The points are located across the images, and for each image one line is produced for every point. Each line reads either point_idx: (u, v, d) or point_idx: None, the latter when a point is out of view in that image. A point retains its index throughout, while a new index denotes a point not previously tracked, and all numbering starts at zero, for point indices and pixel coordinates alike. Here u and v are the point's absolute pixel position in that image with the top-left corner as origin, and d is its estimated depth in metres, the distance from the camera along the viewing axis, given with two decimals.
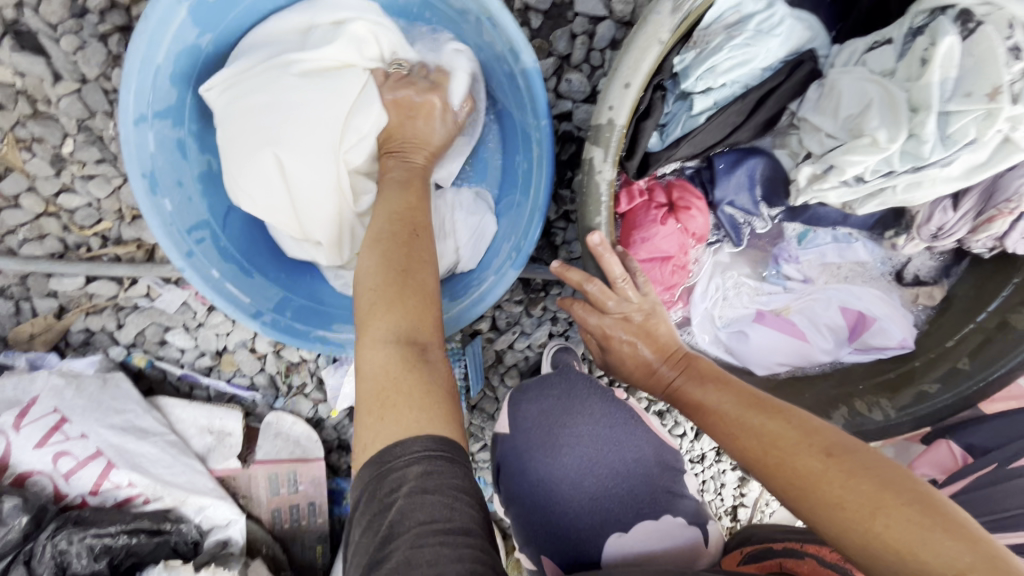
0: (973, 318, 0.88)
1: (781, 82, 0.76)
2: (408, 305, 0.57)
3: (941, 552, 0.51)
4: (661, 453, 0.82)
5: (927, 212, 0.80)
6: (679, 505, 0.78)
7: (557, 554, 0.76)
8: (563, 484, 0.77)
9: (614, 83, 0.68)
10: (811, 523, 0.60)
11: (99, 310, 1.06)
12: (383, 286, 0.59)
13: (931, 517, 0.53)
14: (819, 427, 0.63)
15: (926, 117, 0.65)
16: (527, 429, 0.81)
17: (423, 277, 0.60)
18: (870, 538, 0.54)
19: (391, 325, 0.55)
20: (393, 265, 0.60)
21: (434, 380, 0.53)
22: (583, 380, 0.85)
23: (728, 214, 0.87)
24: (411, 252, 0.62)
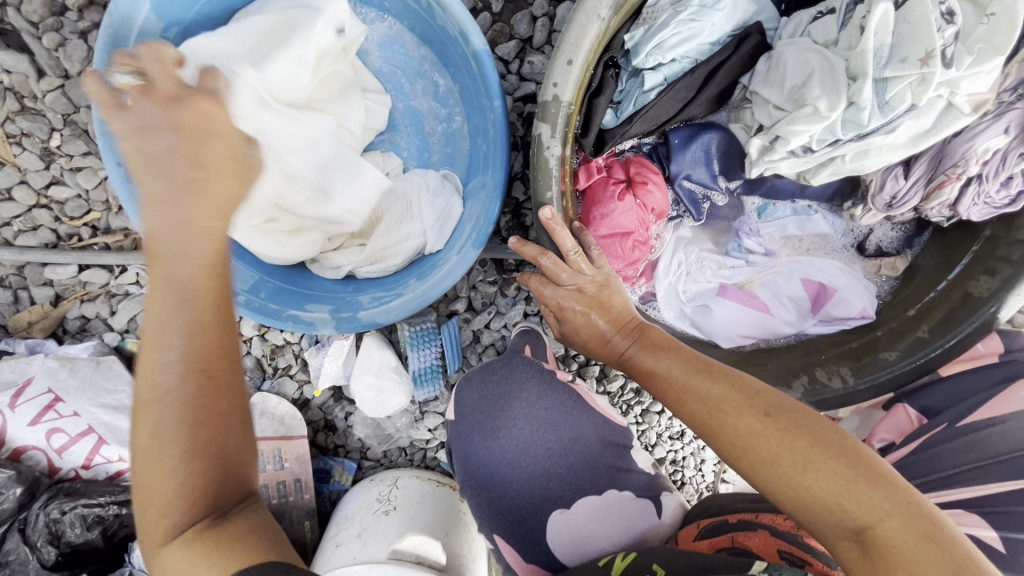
0: (935, 287, 0.89)
1: (728, 56, 0.78)
2: (196, 470, 0.47)
3: (863, 502, 0.54)
4: (603, 431, 0.88)
5: (880, 180, 0.81)
6: (621, 478, 0.84)
7: (502, 532, 0.82)
8: (505, 466, 0.83)
9: (557, 61, 0.69)
10: (751, 479, 0.62)
11: (92, 298, 1.11)
12: (160, 453, 0.47)
13: (858, 470, 0.55)
14: (760, 388, 0.64)
15: (863, 84, 0.66)
16: (470, 415, 0.86)
17: (217, 431, 0.49)
18: (801, 491, 0.57)
19: (176, 519, 0.47)
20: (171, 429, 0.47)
21: (235, 552, 0.46)
22: (525, 363, 0.91)
23: (687, 188, 0.88)
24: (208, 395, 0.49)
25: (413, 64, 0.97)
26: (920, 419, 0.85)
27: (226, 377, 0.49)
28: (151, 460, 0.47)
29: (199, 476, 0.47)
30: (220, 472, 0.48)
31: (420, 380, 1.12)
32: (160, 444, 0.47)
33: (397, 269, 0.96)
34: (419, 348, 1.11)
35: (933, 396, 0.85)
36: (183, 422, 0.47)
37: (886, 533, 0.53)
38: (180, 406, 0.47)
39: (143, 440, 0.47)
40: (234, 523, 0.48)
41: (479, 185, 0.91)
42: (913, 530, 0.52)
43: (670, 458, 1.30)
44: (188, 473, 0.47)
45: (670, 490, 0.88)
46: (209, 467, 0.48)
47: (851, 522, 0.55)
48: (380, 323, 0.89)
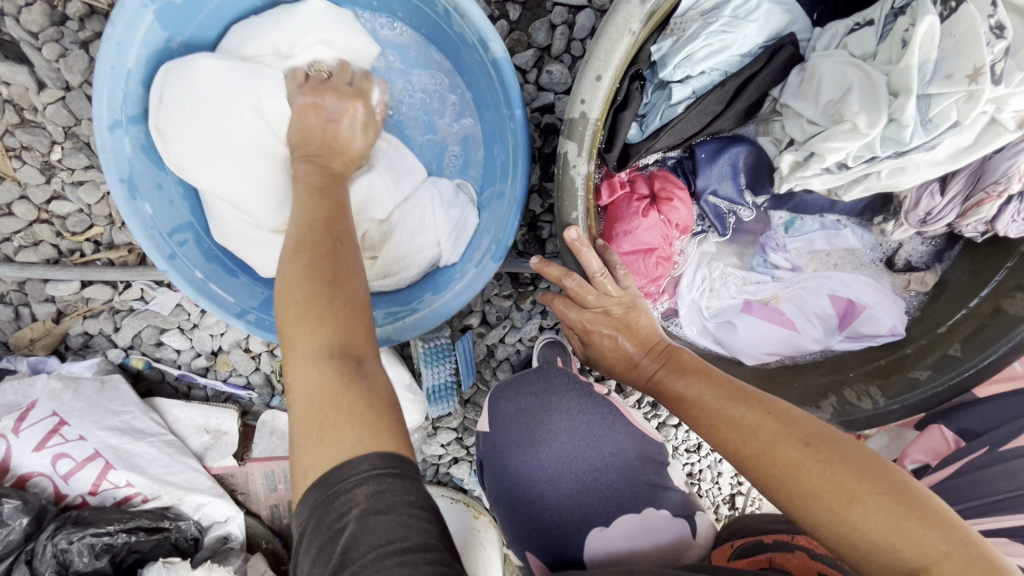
0: (966, 303, 0.86)
1: (760, 69, 0.75)
2: (338, 319, 0.51)
3: (915, 541, 0.52)
4: (640, 446, 0.85)
5: (915, 197, 0.78)
6: (659, 496, 0.81)
7: (539, 549, 0.79)
8: (543, 480, 0.81)
9: (585, 76, 0.67)
10: (790, 512, 0.59)
11: (95, 314, 1.07)
12: (305, 290, 0.53)
13: (906, 507, 0.53)
14: (799, 417, 0.61)
15: (906, 100, 0.64)
16: (506, 428, 0.84)
17: (353, 286, 0.54)
18: (846, 528, 0.54)
19: (324, 344, 0.50)
20: (319, 275, 0.54)
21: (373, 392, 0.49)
22: (561, 376, 0.89)
23: (712, 203, 0.86)
24: (338, 261, 0.55)
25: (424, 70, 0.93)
26: (958, 442, 0.82)
27: (344, 240, 0.58)
28: (298, 291, 0.53)
29: (341, 305, 0.52)
30: (353, 313, 0.52)
31: (435, 396, 1.10)
32: (306, 283, 0.53)
33: (411, 283, 0.92)
34: (433, 364, 1.08)
35: (973, 418, 0.81)
36: (321, 268, 0.54)
37: (941, 574, 0.50)
38: (309, 263, 0.55)
39: (291, 278, 0.54)
40: (375, 375, 0.51)
41: (496, 195, 0.88)
42: (970, 573, 0.50)
43: (687, 471, 1.27)
44: (334, 306, 0.52)
45: (703, 509, 0.84)
46: (347, 308, 0.52)
47: (903, 562, 0.52)
48: (396, 341, 0.85)
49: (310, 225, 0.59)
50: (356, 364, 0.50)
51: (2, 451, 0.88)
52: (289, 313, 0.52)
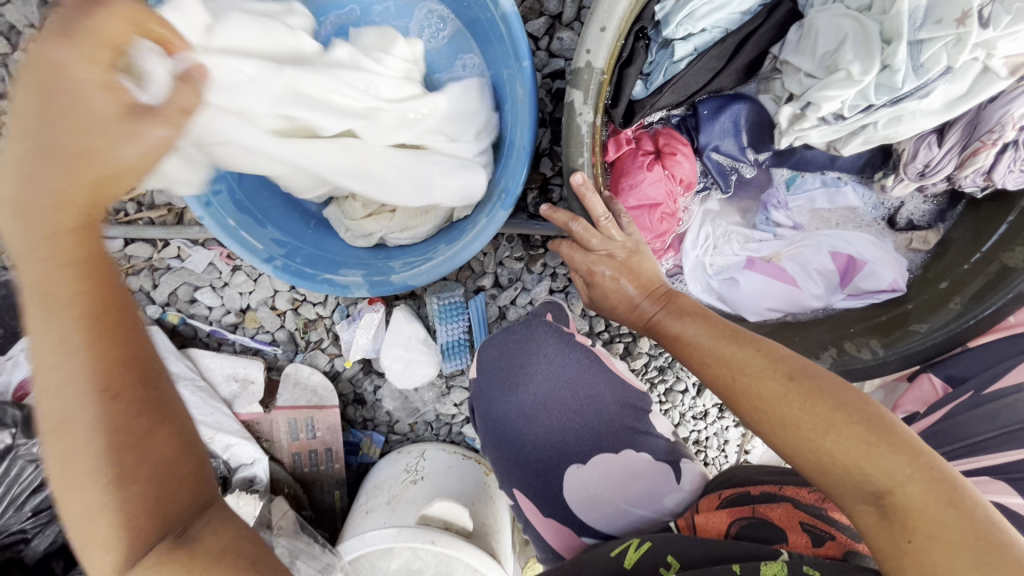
0: (968, 259, 0.88)
1: (759, 26, 0.78)
2: (137, 487, 0.43)
3: (883, 466, 0.53)
4: (622, 394, 0.89)
5: (913, 148, 0.81)
6: (639, 440, 0.85)
7: (519, 485, 0.86)
8: (522, 421, 0.86)
9: (591, 28, 0.71)
10: (773, 444, 0.63)
11: (136, 272, 1.16)
12: (81, 486, 0.42)
13: (878, 434, 0.55)
14: (785, 354, 0.64)
15: (897, 46, 0.67)
16: (490, 371, 0.89)
17: (161, 436, 0.45)
18: (819, 453, 0.57)
19: (125, 543, 0.43)
20: (100, 449, 0.42)
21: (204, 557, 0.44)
22: (543, 326, 0.91)
23: (715, 159, 0.89)
24: (133, 412, 0.44)
25: (437, 25, 0.99)
26: (945, 388, 0.85)
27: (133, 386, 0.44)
28: (71, 471, 0.42)
29: (149, 484, 0.44)
30: (168, 480, 0.45)
31: (449, 352, 1.15)
32: (84, 481, 0.42)
33: (427, 237, 0.98)
34: (447, 322, 1.13)
35: (959, 364, 0.84)
36: (108, 438, 0.42)
37: (906, 497, 0.52)
38: (91, 435, 0.42)
39: (61, 467, 0.42)
40: (206, 531, 0.46)
41: (506, 152, 0.93)
42: (933, 496, 0.51)
43: (694, 438, 1.30)
44: (122, 492, 0.43)
45: (690, 458, 0.88)
46: (154, 473, 0.44)
47: (870, 486, 0.54)
48: (412, 286, 0.92)
49: (56, 375, 0.42)
50: (179, 525, 0.45)
51: None
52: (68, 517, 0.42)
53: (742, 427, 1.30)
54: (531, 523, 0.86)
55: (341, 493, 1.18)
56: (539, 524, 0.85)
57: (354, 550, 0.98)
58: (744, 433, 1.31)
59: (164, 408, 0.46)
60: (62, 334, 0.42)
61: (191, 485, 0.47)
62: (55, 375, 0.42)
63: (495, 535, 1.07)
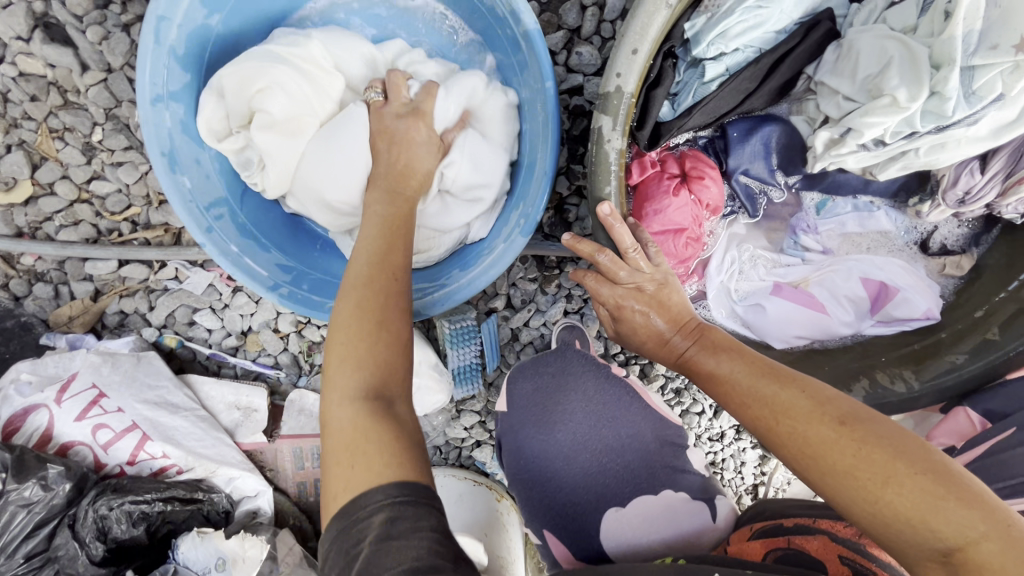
0: (1005, 287, 0.85)
1: (795, 45, 0.74)
2: (375, 354, 0.54)
3: (952, 521, 0.50)
4: (658, 429, 0.85)
5: (953, 174, 0.77)
6: (677, 479, 0.81)
7: (553, 528, 0.81)
8: (558, 460, 0.82)
9: (621, 50, 0.67)
10: (826, 497, 0.58)
11: (131, 293, 1.10)
12: (349, 334, 0.55)
13: (945, 487, 0.51)
14: (833, 396, 0.60)
15: (949, 72, 0.63)
16: (523, 406, 0.85)
17: (398, 325, 0.56)
18: (877, 506, 0.53)
19: (363, 383, 0.53)
20: (367, 311, 0.56)
21: (403, 431, 0.51)
22: (578, 357, 0.89)
23: (743, 183, 0.85)
24: (384, 298, 0.57)
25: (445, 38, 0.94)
26: (984, 424, 0.80)
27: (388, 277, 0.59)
28: (347, 323, 0.56)
29: (385, 352, 0.54)
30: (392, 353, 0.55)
31: (460, 377, 1.11)
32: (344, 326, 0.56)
33: (440, 260, 0.94)
34: (458, 346, 1.09)
35: (997, 398, 0.80)
36: (376, 315, 0.56)
37: (978, 554, 0.49)
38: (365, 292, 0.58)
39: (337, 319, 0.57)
40: (401, 413, 0.52)
41: (523, 174, 0.88)
42: (1009, 554, 0.48)
43: (709, 460, 1.27)
44: (377, 352, 0.54)
45: (722, 492, 0.83)
46: (393, 347, 0.55)
47: (937, 542, 0.50)
48: (427, 315, 0.86)
49: (365, 265, 0.60)
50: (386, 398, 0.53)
51: (45, 420, 0.91)
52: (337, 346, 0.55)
53: (759, 449, 1.27)
54: (561, 567, 0.80)
55: None
56: (572, 568, 0.79)
57: None
58: (761, 454, 1.28)
59: (405, 314, 0.58)
60: (379, 244, 0.63)
61: (400, 375, 0.55)
62: (372, 271, 0.60)
63: (509, 567, 1.04)
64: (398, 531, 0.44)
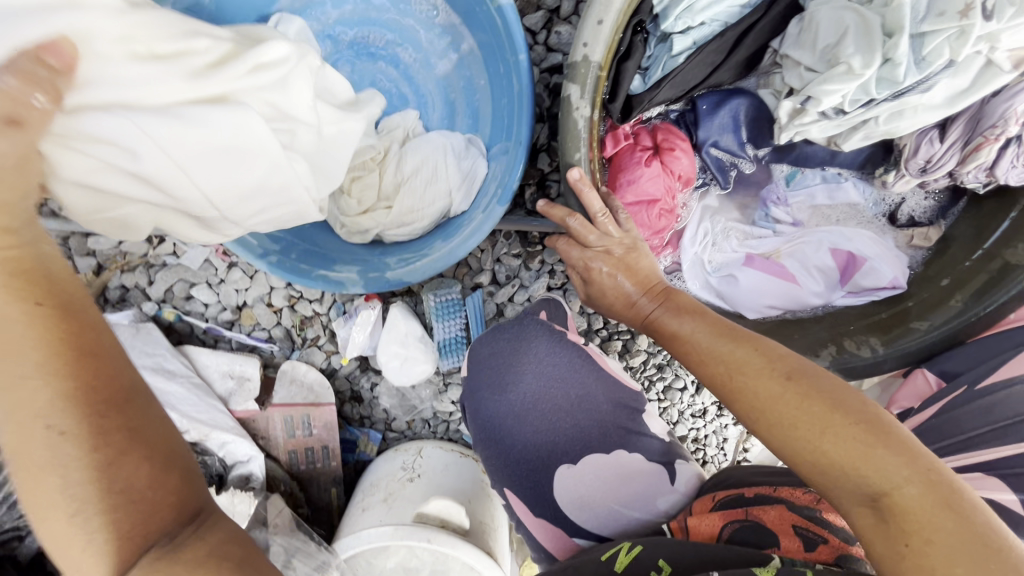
0: (970, 256, 0.87)
1: (759, 19, 0.77)
2: (115, 514, 0.45)
3: (880, 467, 0.52)
4: (614, 393, 0.88)
5: (914, 143, 0.79)
6: (630, 440, 0.85)
7: (509, 485, 0.85)
8: (512, 420, 0.86)
9: (587, 21, 0.70)
10: (771, 447, 0.61)
11: (132, 268, 1.15)
12: (54, 507, 0.44)
13: (876, 435, 0.54)
14: (783, 353, 0.63)
15: (899, 39, 0.66)
16: (481, 370, 0.88)
17: (132, 465, 0.46)
18: (815, 454, 0.56)
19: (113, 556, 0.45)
20: (73, 472, 0.44)
21: (212, 546, 0.49)
22: (536, 324, 0.91)
23: (714, 155, 0.88)
24: (105, 437, 0.45)
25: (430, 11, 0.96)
26: (939, 383, 0.83)
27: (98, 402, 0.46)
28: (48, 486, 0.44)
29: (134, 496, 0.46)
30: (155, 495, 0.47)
31: (446, 350, 1.14)
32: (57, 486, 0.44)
33: (423, 233, 0.98)
34: (444, 319, 1.13)
35: (953, 359, 0.83)
36: (69, 464, 0.44)
37: (903, 499, 0.51)
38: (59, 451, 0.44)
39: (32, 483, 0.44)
40: (190, 543, 0.48)
41: (502, 149, 0.92)
42: (931, 498, 0.50)
43: (692, 436, 1.29)
44: (98, 532, 0.45)
45: (685, 458, 0.87)
46: (129, 502, 0.46)
47: (866, 488, 0.53)
48: (408, 282, 0.91)
49: (29, 414, 0.43)
50: (175, 539, 0.48)
51: None
52: (42, 529, 0.44)
53: (742, 425, 1.29)
54: (523, 522, 0.85)
55: (338, 492, 1.17)
56: (529, 523, 0.84)
57: (350, 548, 0.97)
58: (743, 431, 1.30)
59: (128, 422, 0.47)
60: (11, 343, 0.43)
61: (175, 494, 0.49)
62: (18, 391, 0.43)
63: (492, 532, 1.06)
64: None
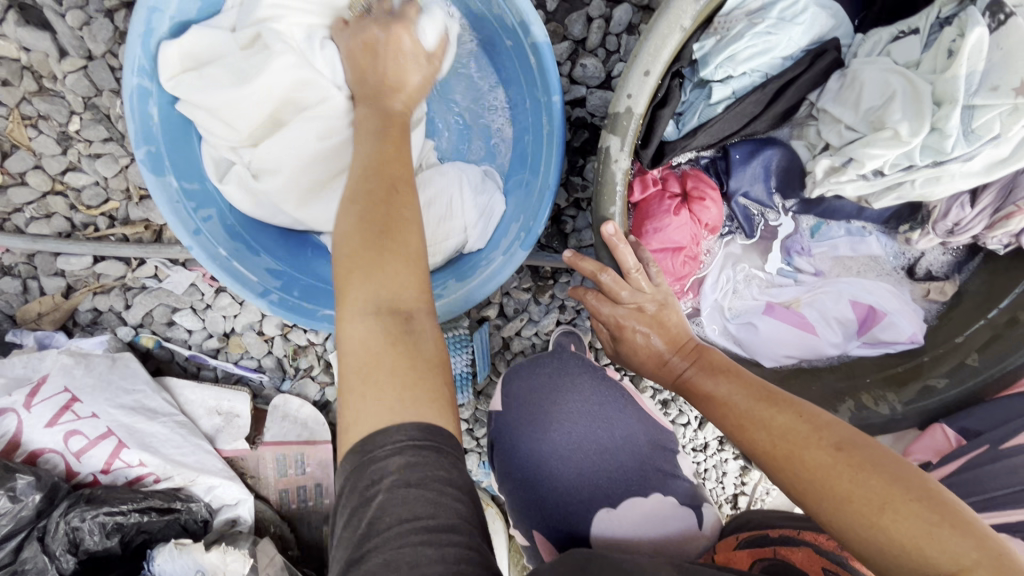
0: (985, 314, 0.87)
1: (801, 73, 0.75)
2: (392, 266, 0.51)
3: (946, 548, 0.51)
4: (651, 433, 0.85)
5: (945, 207, 0.79)
6: (668, 483, 0.81)
7: (543, 527, 0.81)
8: (552, 459, 0.81)
9: (633, 70, 0.66)
10: (822, 524, 0.58)
11: (107, 291, 1.05)
12: (354, 243, 0.52)
13: (940, 514, 0.52)
14: (829, 421, 0.61)
15: (951, 110, 0.64)
16: (517, 406, 0.85)
17: (411, 242, 0.53)
18: (876, 532, 0.54)
19: (371, 301, 0.50)
20: (375, 225, 0.53)
21: (422, 350, 0.50)
22: (575, 360, 0.89)
23: (742, 205, 0.86)
24: (396, 211, 0.54)
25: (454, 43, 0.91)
26: (959, 440, 0.83)
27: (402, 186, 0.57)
28: (356, 238, 0.52)
29: (376, 257, 0.51)
30: (412, 269, 0.52)
31: None
32: (361, 237, 0.52)
33: (436, 268, 0.92)
34: (450, 355, 1.07)
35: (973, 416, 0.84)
36: (372, 224, 0.53)
37: None
38: (365, 217, 0.54)
39: (342, 236, 0.54)
40: (420, 329, 0.51)
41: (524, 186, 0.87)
42: None
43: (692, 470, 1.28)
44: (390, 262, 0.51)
45: (709, 502, 0.83)
46: (381, 252, 0.52)
47: (932, 569, 0.51)
48: None
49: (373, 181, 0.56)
50: (404, 320, 0.50)
51: (13, 426, 0.86)
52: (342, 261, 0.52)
53: (741, 460, 1.28)
54: None
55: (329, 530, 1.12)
56: None
57: None
58: (742, 464, 1.30)
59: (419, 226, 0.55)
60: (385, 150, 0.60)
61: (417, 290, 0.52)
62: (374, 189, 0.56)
63: None
64: (423, 476, 0.45)
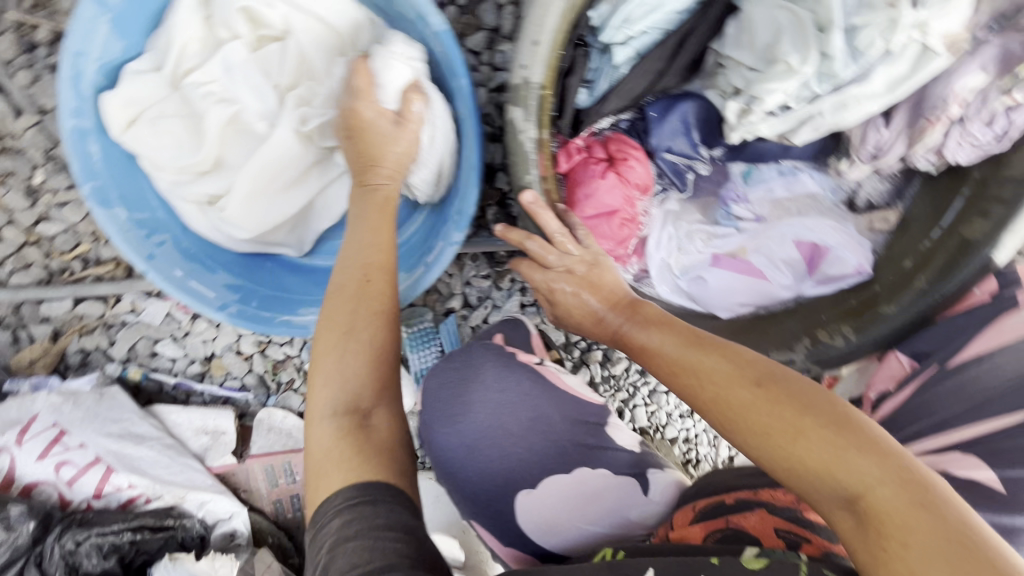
0: (929, 235, 0.86)
1: (697, 22, 0.78)
2: (356, 349, 0.57)
3: (852, 469, 0.49)
4: (565, 408, 0.83)
5: (863, 131, 0.83)
6: (592, 456, 0.81)
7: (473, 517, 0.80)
8: (463, 454, 0.78)
9: (524, 42, 0.70)
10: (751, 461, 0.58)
11: (91, 331, 1.10)
12: (326, 357, 0.57)
13: (846, 437, 0.51)
14: (752, 359, 0.60)
15: (832, 34, 0.68)
16: (426, 405, 0.79)
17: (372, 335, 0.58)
18: (792, 463, 0.53)
19: (338, 387, 0.55)
20: (337, 327, 0.58)
21: (379, 439, 0.53)
22: (481, 348, 0.82)
23: (669, 160, 0.88)
24: (358, 310, 0.59)
25: None
26: (913, 364, 0.82)
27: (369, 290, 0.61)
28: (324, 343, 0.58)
29: (346, 334, 0.57)
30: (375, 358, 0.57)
31: None
32: (331, 348, 0.57)
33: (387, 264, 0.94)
34: (419, 349, 1.10)
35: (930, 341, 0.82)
36: (346, 333, 0.57)
37: (878, 501, 0.48)
38: (338, 327, 0.58)
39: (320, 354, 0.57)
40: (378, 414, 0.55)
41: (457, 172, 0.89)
42: (905, 497, 0.47)
43: (684, 437, 1.27)
44: (352, 353, 0.56)
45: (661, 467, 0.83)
46: (341, 329, 0.58)
47: (841, 491, 0.50)
48: None
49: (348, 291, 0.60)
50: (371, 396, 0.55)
51: (7, 463, 0.91)
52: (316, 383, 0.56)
53: None
54: (494, 550, 0.81)
55: None
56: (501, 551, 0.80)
57: None
58: None
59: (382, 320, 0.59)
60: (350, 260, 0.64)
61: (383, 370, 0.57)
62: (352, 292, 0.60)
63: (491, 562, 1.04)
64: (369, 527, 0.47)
